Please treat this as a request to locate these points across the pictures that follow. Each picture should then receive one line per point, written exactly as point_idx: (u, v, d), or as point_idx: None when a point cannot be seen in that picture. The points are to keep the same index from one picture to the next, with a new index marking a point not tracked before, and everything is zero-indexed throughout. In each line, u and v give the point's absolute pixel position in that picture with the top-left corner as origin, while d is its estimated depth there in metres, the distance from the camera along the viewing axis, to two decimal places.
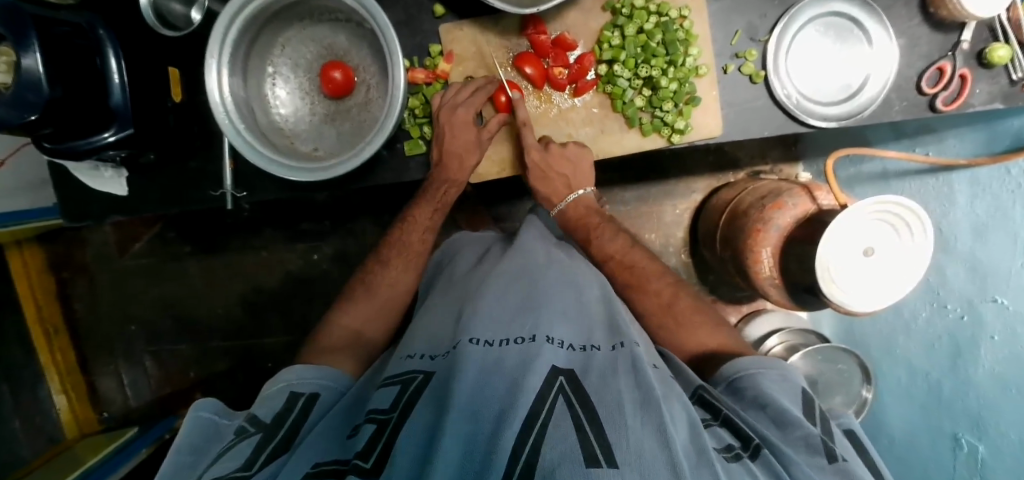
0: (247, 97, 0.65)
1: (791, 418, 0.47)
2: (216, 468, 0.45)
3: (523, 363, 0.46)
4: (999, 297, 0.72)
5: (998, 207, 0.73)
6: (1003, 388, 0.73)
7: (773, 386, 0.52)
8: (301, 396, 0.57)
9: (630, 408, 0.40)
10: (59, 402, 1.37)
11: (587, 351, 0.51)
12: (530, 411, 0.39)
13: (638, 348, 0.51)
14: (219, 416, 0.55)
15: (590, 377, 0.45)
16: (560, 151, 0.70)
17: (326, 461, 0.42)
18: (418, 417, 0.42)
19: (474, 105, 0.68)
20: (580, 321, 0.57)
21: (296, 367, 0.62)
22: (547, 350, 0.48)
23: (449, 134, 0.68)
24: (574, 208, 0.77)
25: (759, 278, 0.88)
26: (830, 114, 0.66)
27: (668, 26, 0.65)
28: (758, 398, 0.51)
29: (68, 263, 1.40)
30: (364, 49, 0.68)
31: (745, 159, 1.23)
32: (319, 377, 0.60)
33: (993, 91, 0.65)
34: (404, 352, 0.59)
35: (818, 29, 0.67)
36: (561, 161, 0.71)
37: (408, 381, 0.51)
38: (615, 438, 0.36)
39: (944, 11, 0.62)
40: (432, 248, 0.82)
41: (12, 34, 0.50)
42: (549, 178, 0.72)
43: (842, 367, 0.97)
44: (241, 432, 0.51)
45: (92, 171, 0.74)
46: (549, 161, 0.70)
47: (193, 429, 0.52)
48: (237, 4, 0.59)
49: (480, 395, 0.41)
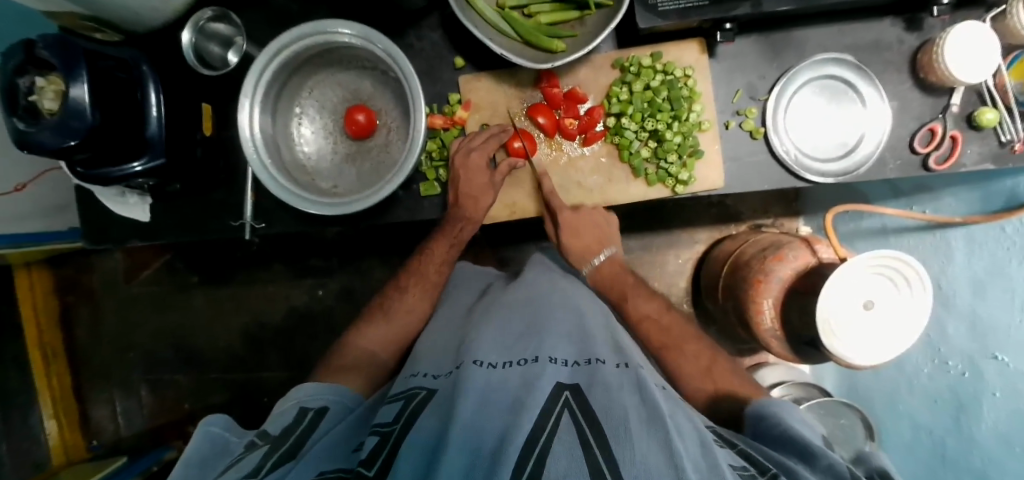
0: (274, 135, 0.68)
1: (815, 449, 0.48)
2: (228, 474, 0.45)
3: (526, 383, 0.47)
4: (999, 354, 0.73)
5: (994, 264, 0.75)
6: (1009, 450, 0.72)
7: (795, 424, 0.53)
8: (310, 411, 0.58)
9: (634, 421, 0.41)
10: (49, 428, 1.34)
11: (592, 365, 0.52)
12: (533, 427, 0.39)
13: (641, 371, 0.52)
14: (230, 433, 0.55)
15: (593, 389, 0.46)
16: (587, 212, 0.74)
17: (330, 469, 0.44)
18: (421, 433, 0.43)
19: (488, 151, 0.72)
20: (582, 342, 0.58)
21: (305, 385, 0.63)
22: (551, 369, 0.50)
23: (464, 178, 0.71)
24: (607, 266, 0.78)
25: (761, 329, 0.89)
26: (827, 170, 0.69)
27: (673, 84, 0.69)
28: (783, 437, 0.51)
29: (76, 287, 1.41)
30: (387, 94, 0.72)
31: (747, 212, 1.26)
32: (327, 393, 0.62)
33: (983, 152, 0.69)
34: (410, 370, 0.61)
35: (814, 90, 0.71)
36: (588, 220, 0.75)
37: (410, 396, 0.52)
38: (619, 451, 0.37)
39: (934, 77, 0.66)
40: (446, 281, 0.82)
41: (62, 66, 0.54)
42: (580, 236, 0.75)
43: (845, 422, 0.96)
44: (249, 445, 0.52)
45: (117, 196, 0.77)
46: (579, 221, 0.73)
47: (201, 444, 0.52)
48: (272, 49, 0.63)
49: (482, 415, 0.42)
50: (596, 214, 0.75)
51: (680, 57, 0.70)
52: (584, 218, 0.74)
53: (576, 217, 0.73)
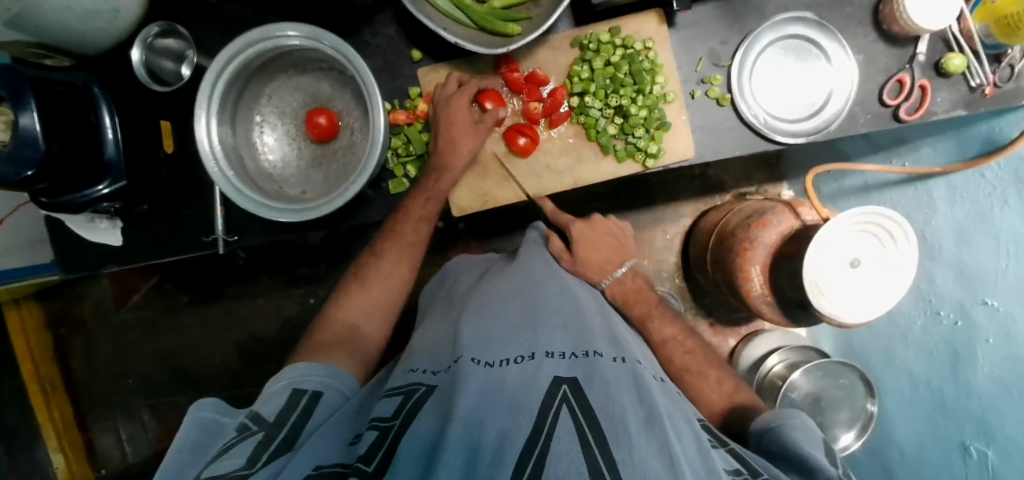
0: (236, 145, 0.68)
1: (813, 464, 0.47)
2: (219, 464, 0.44)
3: (523, 381, 0.46)
4: (988, 299, 0.71)
5: (976, 210, 0.74)
6: (1005, 392, 0.69)
7: (796, 436, 0.52)
8: (304, 394, 0.56)
9: (632, 421, 0.41)
10: (57, 462, 1.33)
11: (590, 357, 0.51)
12: (533, 427, 0.39)
13: (638, 366, 0.54)
14: (222, 415, 0.54)
15: (592, 385, 0.46)
16: (601, 221, 0.86)
17: (329, 462, 0.44)
18: (420, 430, 0.42)
19: (469, 94, 0.70)
20: (579, 333, 0.58)
21: (298, 364, 0.61)
22: (547, 364, 0.49)
23: (445, 117, 0.69)
24: (628, 278, 0.83)
25: (751, 297, 0.88)
26: (797, 130, 0.68)
27: (633, 58, 0.68)
28: (784, 454, 0.51)
29: (66, 319, 1.40)
30: (346, 94, 0.71)
31: (731, 182, 1.25)
32: (323, 375, 0.59)
33: (954, 99, 0.68)
34: (405, 366, 0.61)
35: (778, 51, 0.70)
36: (603, 228, 0.85)
37: (410, 392, 0.51)
38: (619, 452, 0.37)
39: (897, 27, 0.65)
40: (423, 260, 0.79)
41: (11, 96, 0.53)
42: (598, 248, 0.82)
43: (845, 382, 0.96)
44: (241, 429, 0.50)
45: (88, 223, 0.76)
46: (592, 231, 0.83)
47: (194, 429, 0.52)
48: (223, 59, 0.62)
49: (480, 410, 0.41)
50: (604, 226, 0.86)
51: (640, 29, 0.69)
52: (595, 230, 0.84)
53: (588, 228, 0.83)
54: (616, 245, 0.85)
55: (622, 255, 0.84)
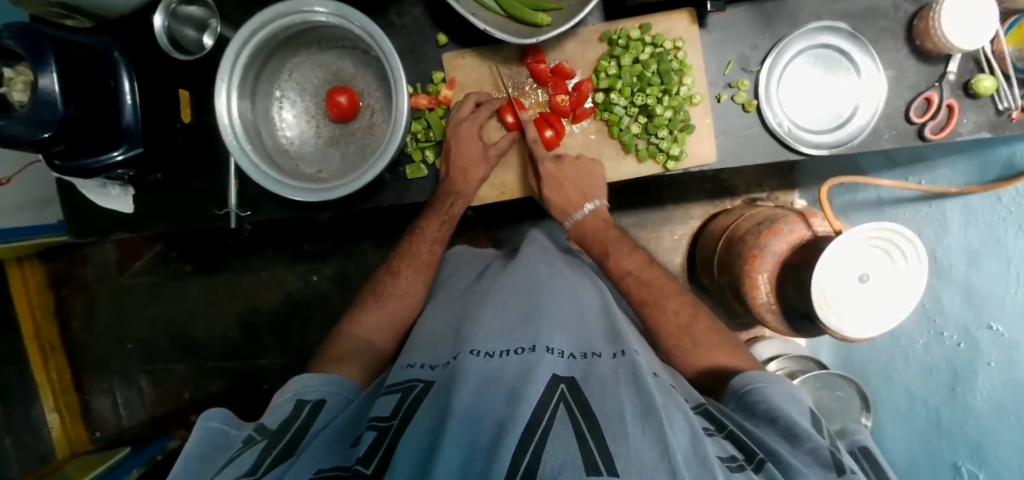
0: (255, 119, 0.67)
1: (800, 431, 0.48)
2: (223, 473, 0.44)
3: (522, 373, 0.46)
4: (994, 323, 0.71)
5: (990, 233, 0.72)
6: (1004, 413, 0.70)
7: (782, 401, 0.53)
8: (307, 403, 0.57)
9: (630, 416, 0.41)
10: (52, 421, 1.35)
11: (589, 360, 0.52)
12: (532, 417, 0.39)
13: (638, 358, 0.52)
14: (229, 426, 0.54)
15: (591, 385, 0.46)
16: (573, 162, 0.72)
17: (328, 467, 0.43)
18: (419, 426, 0.42)
19: (477, 121, 0.71)
20: (581, 334, 0.59)
21: (303, 377, 0.62)
22: (548, 360, 0.49)
23: (456, 150, 0.70)
24: (589, 220, 0.77)
25: (756, 304, 0.88)
26: (820, 141, 0.68)
27: (662, 57, 0.68)
28: (768, 415, 0.52)
29: (68, 281, 1.40)
30: (369, 75, 0.70)
31: (742, 187, 1.25)
32: (327, 385, 0.61)
33: (980, 121, 0.67)
34: (405, 360, 0.60)
35: (808, 60, 0.69)
36: (573, 171, 0.72)
37: (408, 389, 0.51)
38: (615, 447, 0.36)
39: (929, 44, 0.64)
40: (439, 260, 0.82)
41: (29, 54, 0.52)
42: (562, 188, 0.72)
43: (841, 394, 0.97)
44: (247, 441, 0.51)
45: (100, 188, 0.75)
46: (560, 171, 0.71)
47: (201, 439, 0.51)
48: (247, 31, 0.61)
49: (481, 404, 0.41)
50: (576, 166, 0.72)
51: (670, 28, 0.69)
52: (565, 168, 0.71)
53: (557, 169, 0.71)
54: (591, 183, 0.73)
55: (595, 193, 0.74)
